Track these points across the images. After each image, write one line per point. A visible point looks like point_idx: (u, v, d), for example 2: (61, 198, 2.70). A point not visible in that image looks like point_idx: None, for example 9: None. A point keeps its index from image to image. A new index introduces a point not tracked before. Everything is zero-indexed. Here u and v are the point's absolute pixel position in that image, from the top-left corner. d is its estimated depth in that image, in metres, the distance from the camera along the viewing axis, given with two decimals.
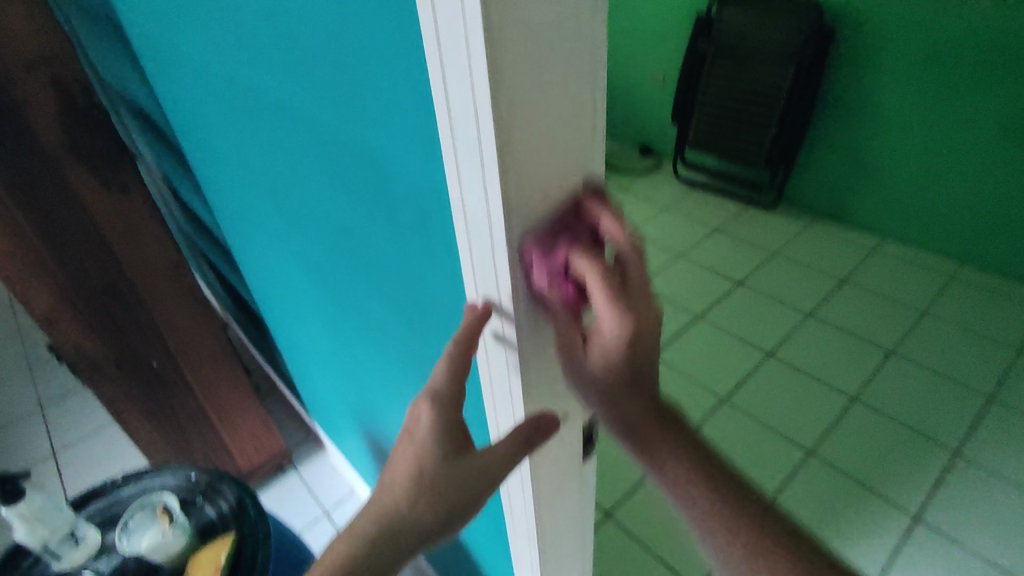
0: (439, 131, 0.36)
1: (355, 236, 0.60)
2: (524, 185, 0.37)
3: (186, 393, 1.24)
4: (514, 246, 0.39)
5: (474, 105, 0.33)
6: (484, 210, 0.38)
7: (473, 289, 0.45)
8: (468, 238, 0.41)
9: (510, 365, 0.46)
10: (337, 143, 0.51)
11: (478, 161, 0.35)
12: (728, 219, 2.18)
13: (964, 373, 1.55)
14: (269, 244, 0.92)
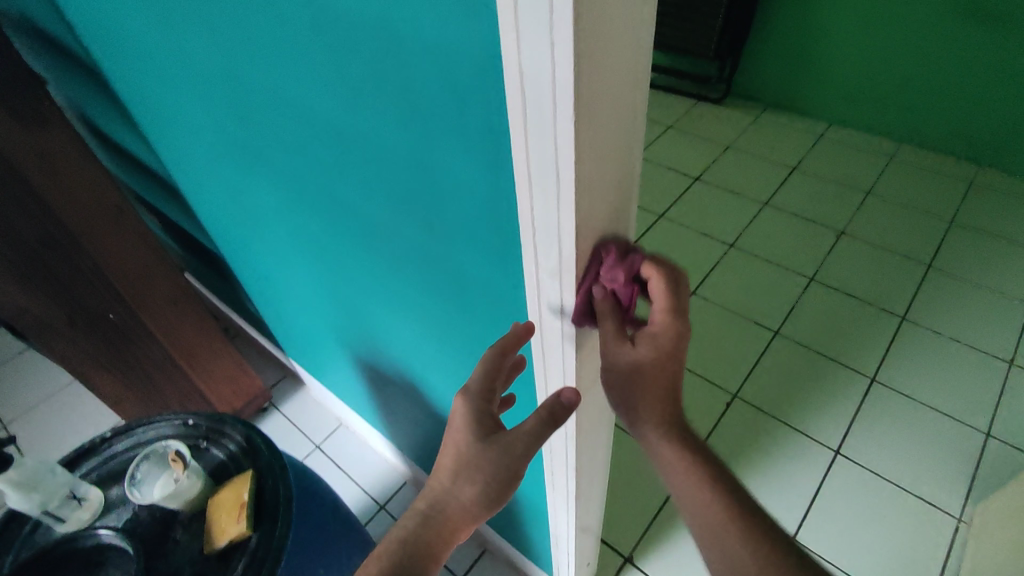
0: (503, 47, 0.33)
1: (354, 146, 0.54)
2: (597, 52, 0.32)
3: (150, 343, 1.15)
4: (581, 183, 0.37)
5: (551, 19, 0.29)
6: (552, 139, 0.34)
7: (528, 231, 0.42)
8: (527, 170, 0.38)
9: (565, 338, 0.50)
10: (329, 19, 0.44)
11: (550, 20, 0.29)
12: (680, 116, 2.17)
13: (906, 245, 1.66)
14: (227, 168, 0.82)
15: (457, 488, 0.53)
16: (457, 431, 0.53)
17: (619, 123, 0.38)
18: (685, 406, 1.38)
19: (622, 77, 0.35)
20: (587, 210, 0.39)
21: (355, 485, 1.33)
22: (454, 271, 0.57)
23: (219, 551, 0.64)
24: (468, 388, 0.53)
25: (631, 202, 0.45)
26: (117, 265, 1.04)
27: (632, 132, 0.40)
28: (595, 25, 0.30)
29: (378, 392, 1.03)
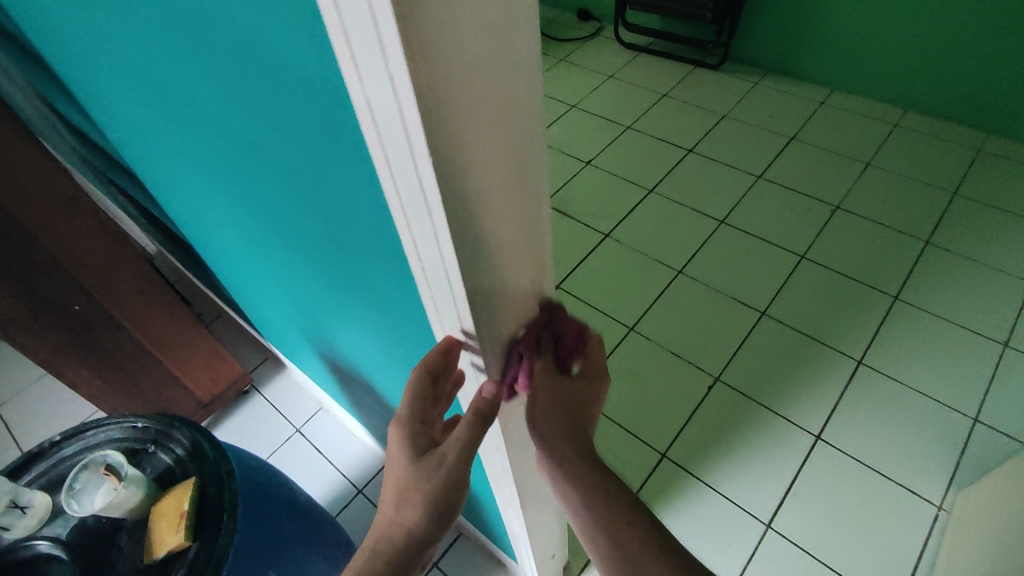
0: (343, 70, 0.29)
1: (265, 151, 0.52)
2: (454, 85, 0.28)
3: (119, 334, 1.14)
4: (455, 217, 0.33)
5: (380, 47, 0.25)
6: (414, 170, 0.31)
7: (415, 257, 0.39)
8: (399, 199, 0.34)
9: (474, 363, 0.48)
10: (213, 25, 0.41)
11: (384, 53, 0.25)
12: (676, 82, 2.08)
13: (905, 220, 1.59)
14: (172, 162, 0.80)
15: (400, 513, 0.48)
16: (397, 459, 0.50)
17: (507, 151, 0.34)
18: (666, 389, 1.36)
19: (501, 107, 0.31)
20: (475, 243, 0.36)
21: (334, 469, 1.33)
22: (379, 281, 0.54)
23: (159, 561, 0.64)
24: (400, 417, 0.50)
25: (540, 225, 0.42)
26: (79, 256, 1.02)
27: (528, 158, 0.36)
28: (442, 57, 0.26)
29: (343, 384, 1.01)
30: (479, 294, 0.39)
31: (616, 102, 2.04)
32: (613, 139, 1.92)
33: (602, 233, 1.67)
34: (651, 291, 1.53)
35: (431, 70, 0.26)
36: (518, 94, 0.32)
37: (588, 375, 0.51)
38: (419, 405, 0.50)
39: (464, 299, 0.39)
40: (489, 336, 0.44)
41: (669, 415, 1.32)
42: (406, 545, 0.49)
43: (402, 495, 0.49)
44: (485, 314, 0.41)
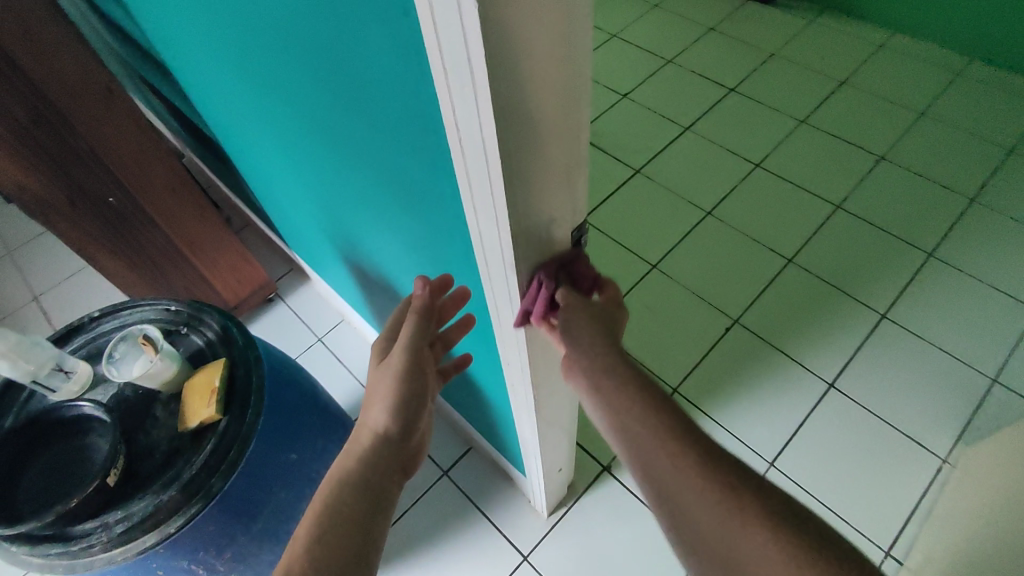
0: None
1: (286, 30, 0.51)
2: None
3: (152, 229, 1.18)
4: (497, 79, 0.33)
5: None
6: (458, 23, 0.30)
7: (455, 135, 0.39)
8: (442, 61, 0.34)
9: (506, 263, 0.48)
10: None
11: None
12: (725, 16, 1.97)
13: (952, 176, 1.53)
14: (203, 50, 0.79)
15: (366, 417, 0.55)
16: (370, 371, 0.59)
17: (553, 23, 0.34)
18: (683, 327, 1.36)
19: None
20: (516, 126, 0.36)
21: (353, 378, 1.38)
22: (399, 175, 0.54)
23: (192, 430, 0.68)
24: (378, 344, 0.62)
25: (580, 111, 0.41)
26: (112, 148, 1.04)
27: (573, 24, 0.35)
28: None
29: (366, 292, 1.03)
30: (516, 172, 0.39)
31: (660, 34, 1.95)
32: (654, 73, 1.85)
33: (632, 169, 1.64)
34: (678, 230, 1.51)
35: None
36: None
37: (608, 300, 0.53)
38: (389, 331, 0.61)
39: (501, 179, 0.39)
40: (521, 225, 0.44)
41: (684, 353, 1.33)
42: (369, 432, 0.54)
43: (368, 397, 0.56)
44: (519, 198, 0.41)
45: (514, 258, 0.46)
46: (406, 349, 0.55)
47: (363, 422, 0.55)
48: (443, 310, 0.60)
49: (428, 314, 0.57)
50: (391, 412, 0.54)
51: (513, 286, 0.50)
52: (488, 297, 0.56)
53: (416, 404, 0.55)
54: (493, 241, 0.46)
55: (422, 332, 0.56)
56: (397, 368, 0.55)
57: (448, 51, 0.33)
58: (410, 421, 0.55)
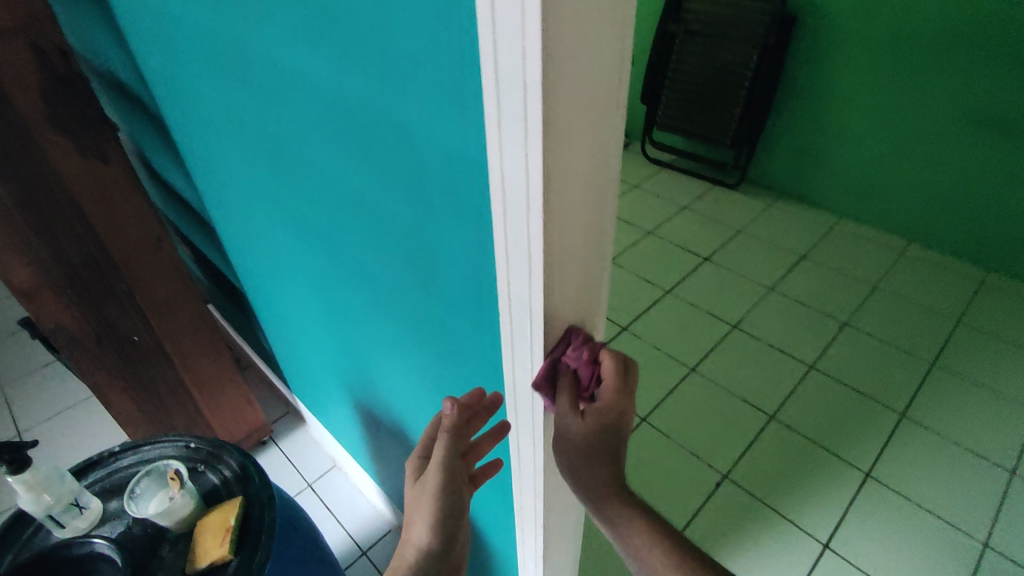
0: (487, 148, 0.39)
1: (365, 207, 0.62)
2: (564, 159, 0.38)
3: (166, 366, 1.22)
4: (546, 260, 0.42)
5: (525, 131, 0.35)
6: (524, 223, 0.40)
7: (505, 298, 0.48)
8: (505, 246, 0.43)
9: (535, 405, 0.54)
10: (346, 99, 0.53)
11: (525, 126, 0.35)
12: (696, 197, 2.26)
13: (910, 342, 1.67)
14: (260, 215, 0.92)
15: (411, 534, 0.59)
16: (410, 489, 0.61)
17: (588, 220, 0.44)
18: (675, 479, 1.39)
19: (590, 174, 0.41)
20: (554, 294, 0.45)
21: (340, 528, 1.34)
22: (447, 328, 0.62)
23: (201, 570, 0.68)
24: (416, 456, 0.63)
25: (601, 281, 0.50)
26: (149, 291, 1.13)
27: (603, 221, 0.46)
28: (563, 129, 0.36)
29: (373, 433, 1.06)
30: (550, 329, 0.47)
31: (640, 209, 2.21)
32: (636, 242, 2.06)
33: (620, 326, 1.77)
34: (665, 385, 1.59)
35: (551, 150, 0.36)
36: (603, 174, 0.42)
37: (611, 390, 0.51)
38: (426, 446, 0.62)
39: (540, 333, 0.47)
40: (551, 372, 0.51)
41: (678, 508, 1.34)
42: (414, 547, 0.59)
43: (411, 515, 0.60)
44: (551, 349, 0.49)
45: (543, 402, 0.53)
46: (440, 470, 0.58)
47: (407, 540, 0.60)
48: (474, 421, 0.59)
49: (458, 432, 0.58)
50: (431, 531, 0.58)
51: (539, 426, 0.56)
52: (511, 438, 0.61)
53: (455, 523, 0.59)
54: (524, 387, 0.53)
55: (453, 451, 0.58)
56: (433, 489, 0.58)
57: (511, 241, 0.43)
58: (451, 534, 0.59)
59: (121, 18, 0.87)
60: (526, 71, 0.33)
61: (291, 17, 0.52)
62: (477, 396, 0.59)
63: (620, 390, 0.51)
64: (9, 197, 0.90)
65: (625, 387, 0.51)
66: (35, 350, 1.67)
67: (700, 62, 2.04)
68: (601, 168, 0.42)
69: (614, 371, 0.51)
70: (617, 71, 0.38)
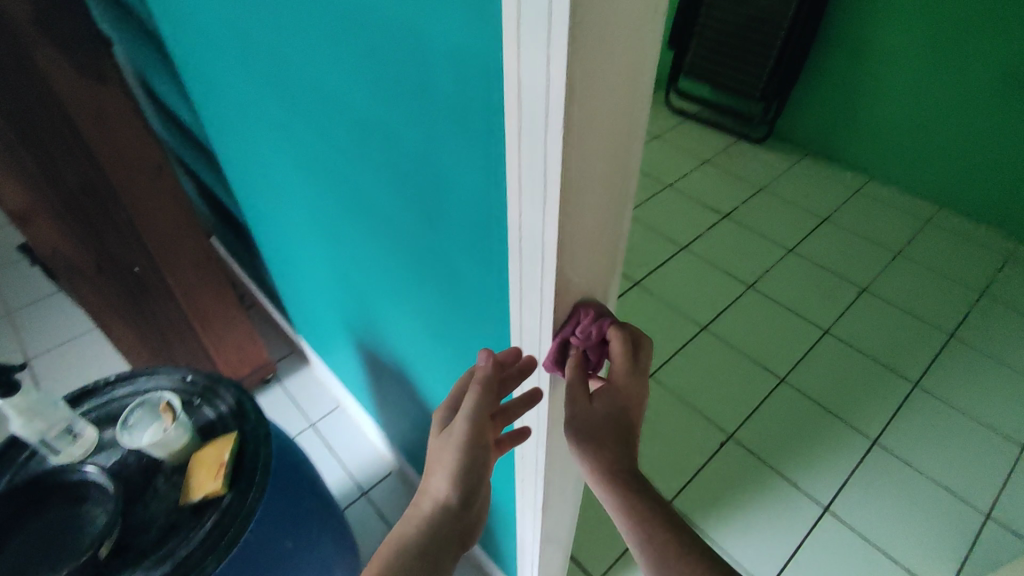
0: (504, 56, 0.34)
1: (369, 137, 0.57)
2: (592, 71, 0.33)
3: (168, 299, 1.20)
4: (565, 192, 0.38)
5: (549, 32, 0.30)
6: (542, 147, 0.36)
7: (516, 236, 0.43)
8: (519, 175, 0.39)
9: (542, 352, 0.51)
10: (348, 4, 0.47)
11: (549, 24, 0.30)
12: (720, 151, 2.17)
13: (930, 312, 1.62)
14: (261, 143, 0.87)
15: (429, 485, 0.55)
16: (432, 438, 0.56)
17: (614, 151, 0.39)
18: (678, 436, 1.37)
19: (620, 94, 0.36)
20: (571, 234, 0.41)
21: (341, 468, 1.35)
22: (454, 269, 0.58)
23: (194, 505, 0.67)
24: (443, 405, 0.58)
25: (622, 223, 0.46)
26: (148, 222, 1.09)
27: (628, 153, 0.41)
28: (595, 33, 0.31)
29: (375, 376, 1.05)
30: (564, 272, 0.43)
31: (660, 162, 2.13)
32: (653, 196, 1.99)
33: (632, 281, 1.72)
34: (674, 342, 1.56)
35: (578, 57, 0.31)
36: (634, 97, 0.37)
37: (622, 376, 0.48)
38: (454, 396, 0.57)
39: (552, 276, 0.43)
40: (562, 318, 0.47)
41: (678, 466, 1.32)
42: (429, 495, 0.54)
43: (430, 466, 0.55)
44: (563, 294, 0.45)
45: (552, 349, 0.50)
46: (467, 424, 0.52)
47: (424, 492, 0.55)
48: (511, 377, 0.53)
49: (492, 386, 0.52)
50: (448, 487, 0.53)
51: (546, 374, 0.53)
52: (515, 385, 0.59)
53: (476, 482, 0.54)
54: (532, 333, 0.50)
55: (484, 407, 0.53)
56: (458, 443, 0.53)
57: (526, 169, 0.38)
58: (470, 490, 0.54)
59: None
60: None
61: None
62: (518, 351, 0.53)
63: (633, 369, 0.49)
64: None
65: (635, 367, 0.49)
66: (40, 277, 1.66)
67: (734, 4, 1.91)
68: (632, 89, 0.37)
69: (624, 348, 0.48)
70: None
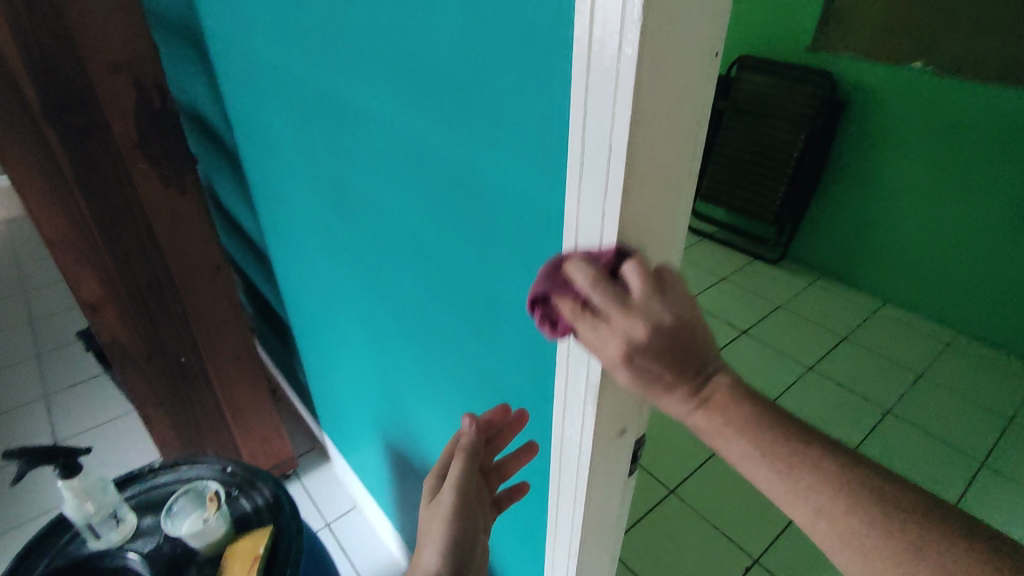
0: (566, 201, 0.42)
1: (428, 251, 0.65)
2: (639, 215, 0.40)
3: (207, 390, 1.26)
4: None
5: (606, 186, 0.38)
6: None
7: (564, 348, 0.49)
8: None
9: (581, 462, 0.54)
10: (425, 145, 0.56)
11: (607, 180, 0.38)
12: (736, 269, 2.26)
13: (959, 438, 1.59)
14: (319, 252, 0.96)
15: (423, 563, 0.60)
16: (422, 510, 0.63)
17: None
18: (702, 558, 1.32)
19: (663, 234, 0.43)
20: None
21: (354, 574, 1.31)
22: (498, 374, 0.63)
23: None
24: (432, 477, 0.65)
25: None
26: (202, 315, 1.17)
27: None
28: (643, 183, 0.38)
29: (401, 477, 1.06)
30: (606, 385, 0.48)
31: None
32: None
33: None
34: (696, 457, 1.55)
35: (628, 206, 0.39)
36: (675, 235, 0.44)
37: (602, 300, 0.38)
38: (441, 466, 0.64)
39: (596, 388, 0.48)
40: (602, 427, 0.51)
41: None
42: None
43: (422, 542, 0.61)
44: (604, 405, 0.50)
45: (590, 459, 0.53)
46: (457, 486, 0.59)
47: (418, 565, 0.60)
48: (496, 438, 0.60)
49: (477, 450, 0.60)
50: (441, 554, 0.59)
51: (582, 484, 0.55)
52: (550, 493, 0.61)
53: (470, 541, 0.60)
54: (572, 443, 0.54)
55: (470, 468, 0.60)
56: (448, 504, 0.59)
57: None
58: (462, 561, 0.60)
59: (218, 65, 0.96)
60: (614, 132, 0.36)
61: (384, 75, 0.57)
62: (501, 414, 0.60)
63: (606, 284, 0.38)
64: (92, 216, 0.97)
65: (610, 286, 0.38)
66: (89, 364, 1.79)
67: (746, 138, 2.08)
68: (673, 225, 0.43)
69: (597, 285, 0.38)
70: (697, 138, 0.40)
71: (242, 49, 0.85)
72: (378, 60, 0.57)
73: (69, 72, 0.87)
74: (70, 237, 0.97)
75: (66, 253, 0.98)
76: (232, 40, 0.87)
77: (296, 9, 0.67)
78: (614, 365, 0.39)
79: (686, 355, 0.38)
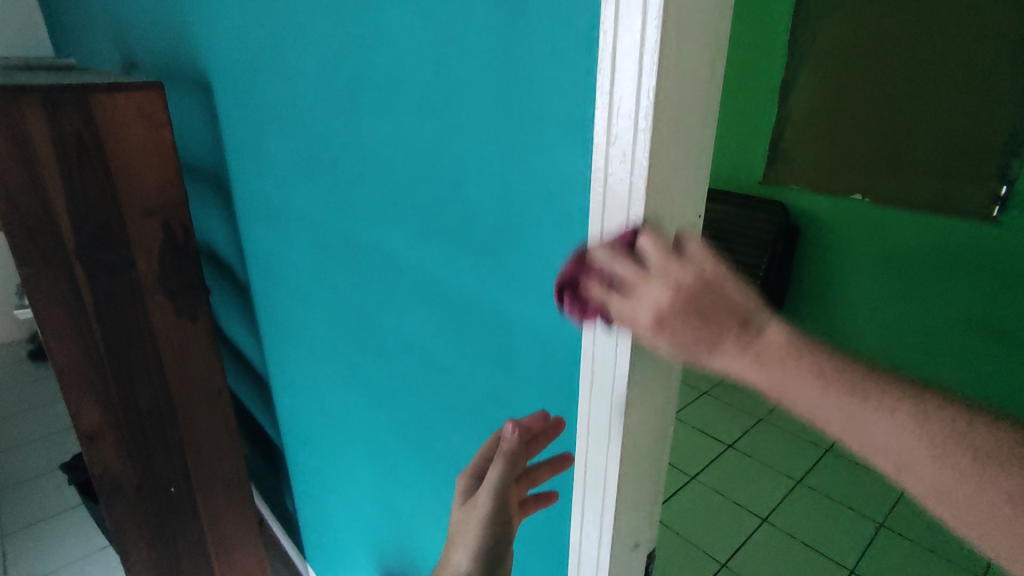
0: (583, 336, 0.50)
1: (450, 375, 0.72)
2: (645, 345, 0.48)
3: (193, 521, 1.22)
4: (626, 430, 0.50)
5: (618, 324, 0.46)
6: (610, 397, 0.50)
7: (583, 465, 0.55)
8: (589, 417, 0.52)
9: None
10: (451, 287, 0.66)
11: (619, 321, 0.46)
12: (715, 383, 2.33)
13: (955, 551, 1.59)
14: (326, 375, 1.03)
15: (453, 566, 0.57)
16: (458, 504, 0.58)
17: (659, 399, 0.53)
18: None
19: (665, 363, 0.51)
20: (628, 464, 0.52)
21: None
22: None
23: None
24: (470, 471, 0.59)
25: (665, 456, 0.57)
26: (197, 442, 1.18)
27: (670, 401, 0.54)
28: None
29: None
30: (622, 498, 0.53)
31: None
32: None
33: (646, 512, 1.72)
34: None
35: (636, 340, 0.47)
36: (673, 360, 0.52)
37: (631, 276, 0.38)
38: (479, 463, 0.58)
39: (613, 502, 0.53)
40: (618, 540, 0.55)
41: None
42: None
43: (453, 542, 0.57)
44: (620, 517, 0.54)
45: (609, 574, 0.56)
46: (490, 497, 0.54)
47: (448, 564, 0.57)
48: (536, 448, 0.53)
49: (516, 460, 0.53)
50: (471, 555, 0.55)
51: None
52: None
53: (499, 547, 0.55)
54: (591, 559, 0.57)
55: (508, 478, 0.53)
56: (481, 512, 0.54)
57: (595, 413, 0.52)
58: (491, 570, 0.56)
59: (242, 210, 1.07)
60: None
61: (420, 227, 0.67)
62: (539, 418, 0.54)
63: (631, 261, 0.38)
64: (105, 346, 1.00)
65: (633, 265, 0.38)
66: (63, 498, 1.74)
67: None
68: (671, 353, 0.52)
69: (612, 259, 0.39)
70: None
71: (272, 195, 0.96)
72: (411, 214, 0.68)
73: (108, 217, 0.95)
74: (80, 368, 0.99)
75: (73, 382, 0.99)
76: (261, 188, 0.99)
77: (333, 171, 0.79)
78: (651, 337, 0.38)
79: (716, 309, 0.35)
